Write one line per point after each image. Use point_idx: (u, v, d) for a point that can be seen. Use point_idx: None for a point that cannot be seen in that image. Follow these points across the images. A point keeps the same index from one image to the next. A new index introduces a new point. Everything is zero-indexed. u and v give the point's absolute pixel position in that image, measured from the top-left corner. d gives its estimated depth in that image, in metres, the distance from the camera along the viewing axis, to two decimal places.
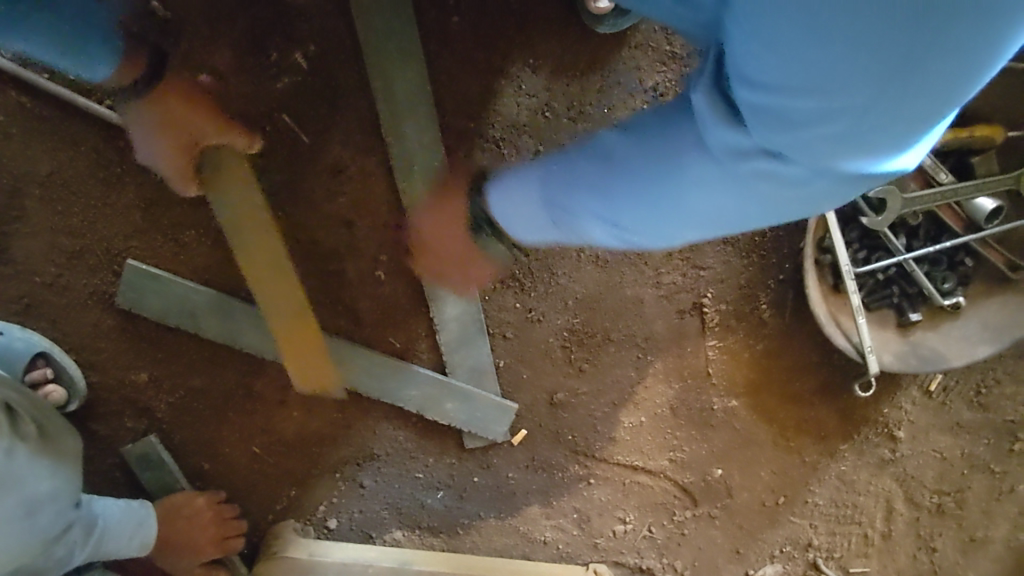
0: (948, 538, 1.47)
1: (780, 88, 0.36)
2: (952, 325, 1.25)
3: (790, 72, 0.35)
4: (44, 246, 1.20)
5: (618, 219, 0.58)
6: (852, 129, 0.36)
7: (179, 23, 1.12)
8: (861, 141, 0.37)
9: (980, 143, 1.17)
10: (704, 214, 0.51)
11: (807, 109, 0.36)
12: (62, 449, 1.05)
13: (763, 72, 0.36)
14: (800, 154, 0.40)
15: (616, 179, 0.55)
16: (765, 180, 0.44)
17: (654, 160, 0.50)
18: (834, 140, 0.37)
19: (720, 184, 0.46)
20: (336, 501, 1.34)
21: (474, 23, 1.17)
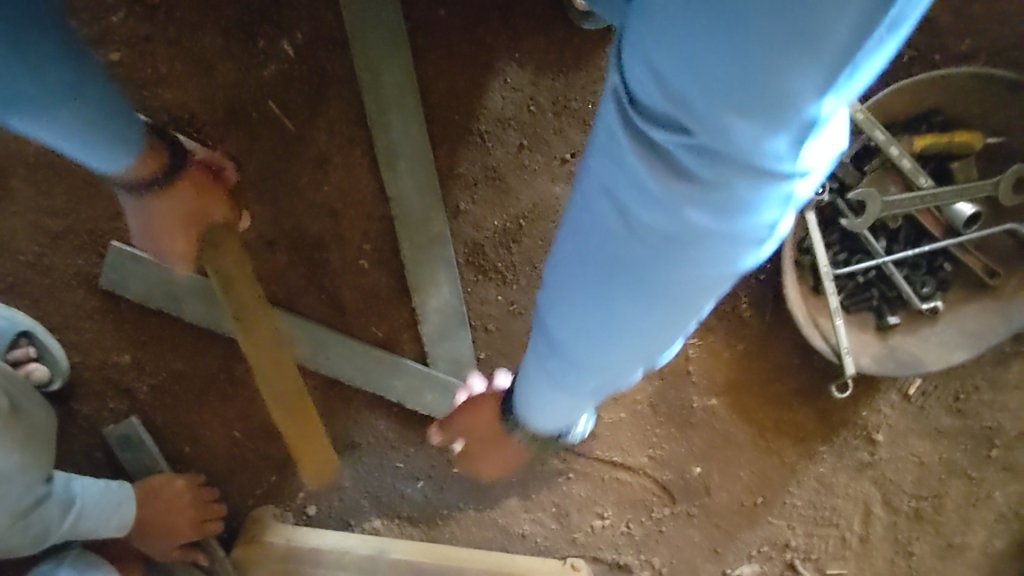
0: (925, 543, 1.47)
1: (664, 78, 0.27)
2: (931, 330, 1.26)
3: (668, 55, 0.26)
4: (30, 226, 1.21)
5: (602, 329, 0.44)
6: (761, 96, 0.25)
7: (171, 10, 1.15)
8: (777, 107, 0.26)
9: (959, 148, 1.18)
10: (654, 288, 0.37)
11: (700, 86, 0.26)
12: (31, 426, 1.06)
13: (643, 71, 0.28)
14: (722, 156, 0.28)
15: (560, 277, 0.43)
16: (689, 207, 0.31)
17: (573, 234, 0.39)
18: (740, 113, 0.26)
19: (644, 237, 0.34)
20: (316, 488, 1.35)
21: (461, 17, 1.19)
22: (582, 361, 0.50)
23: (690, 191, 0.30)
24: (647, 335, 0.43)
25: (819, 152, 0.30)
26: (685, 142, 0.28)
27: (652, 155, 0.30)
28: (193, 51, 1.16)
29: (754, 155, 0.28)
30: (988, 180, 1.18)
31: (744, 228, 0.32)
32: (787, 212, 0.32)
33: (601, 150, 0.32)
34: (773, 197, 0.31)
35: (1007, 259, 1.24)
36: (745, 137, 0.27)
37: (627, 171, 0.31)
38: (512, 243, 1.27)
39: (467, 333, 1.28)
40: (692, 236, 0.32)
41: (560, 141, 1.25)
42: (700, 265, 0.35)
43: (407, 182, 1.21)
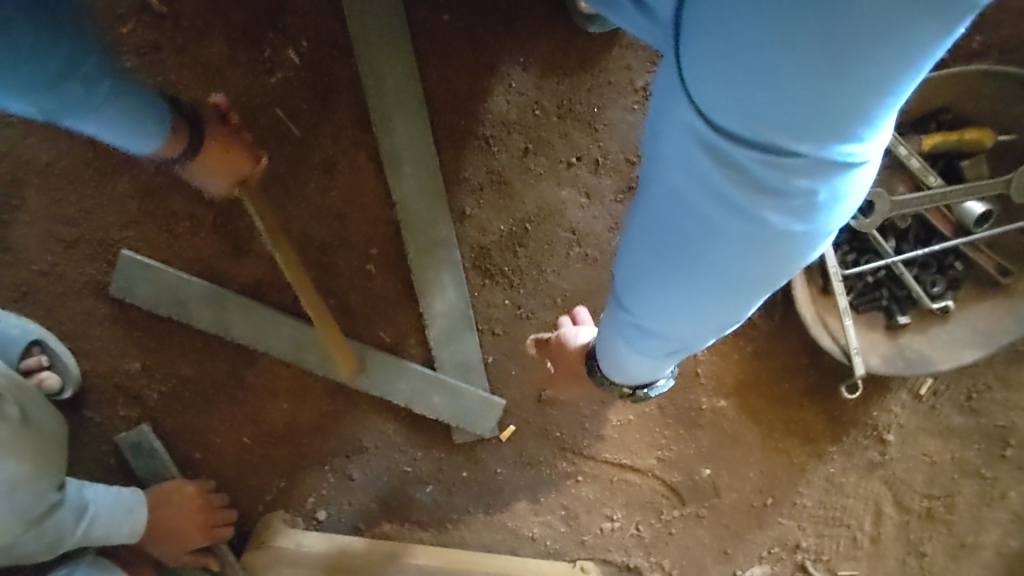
0: (938, 542, 1.46)
1: (740, 115, 0.36)
2: (942, 329, 1.25)
3: (743, 100, 0.36)
4: (40, 235, 1.22)
5: (676, 305, 0.53)
6: (825, 122, 0.35)
7: (176, 18, 1.15)
8: (835, 127, 0.35)
9: (970, 147, 1.17)
10: (739, 272, 0.47)
11: (775, 117, 0.35)
12: (40, 434, 1.07)
13: (720, 110, 0.37)
14: (795, 164, 0.38)
15: (643, 270, 0.52)
16: (765, 204, 0.41)
17: (654, 227, 0.48)
18: (810, 134, 0.36)
19: (730, 232, 0.43)
20: (325, 492, 1.36)
21: (465, 21, 1.19)
22: (664, 331, 0.59)
23: (768, 193, 0.40)
24: (731, 310, 0.53)
25: (871, 149, 0.39)
26: (764, 159, 0.37)
27: (738, 171, 0.39)
28: (199, 59, 1.16)
29: (819, 161, 0.38)
30: (1000, 178, 1.16)
31: (811, 212, 0.42)
32: (843, 197, 0.43)
33: (681, 168, 0.42)
34: (833, 188, 0.41)
35: (1019, 257, 1.23)
36: (813, 148, 0.37)
37: (712, 180, 0.40)
38: (518, 246, 1.27)
39: (474, 336, 1.29)
40: (772, 226, 0.42)
41: (565, 144, 1.25)
42: (778, 247, 0.44)
43: (410, 187, 1.21)
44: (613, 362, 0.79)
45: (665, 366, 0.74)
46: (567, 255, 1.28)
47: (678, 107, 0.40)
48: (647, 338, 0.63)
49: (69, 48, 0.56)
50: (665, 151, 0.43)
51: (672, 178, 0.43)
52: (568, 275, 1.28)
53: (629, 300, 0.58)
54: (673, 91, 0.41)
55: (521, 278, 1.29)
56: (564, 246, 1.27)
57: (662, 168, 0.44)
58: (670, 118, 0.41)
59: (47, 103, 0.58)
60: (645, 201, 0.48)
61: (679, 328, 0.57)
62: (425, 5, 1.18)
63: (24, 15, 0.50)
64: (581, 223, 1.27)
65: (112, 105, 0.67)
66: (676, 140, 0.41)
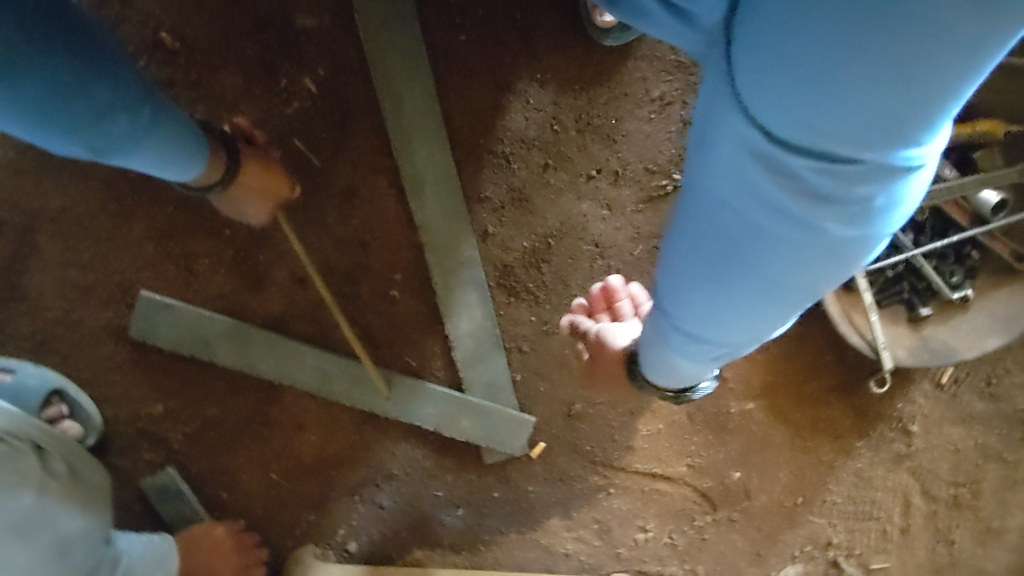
0: (966, 530, 1.44)
1: (797, 123, 0.32)
2: (963, 318, 1.26)
3: (798, 108, 0.31)
4: (57, 282, 1.22)
5: (718, 318, 0.48)
6: (893, 128, 0.30)
7: (191, 53, 1.17)
8: (902, 133, 0.31)
9: (982, 138, 1.22)
10: (787, 283, 0.42)
11: (835, 126, 0.31)
12: (90, 490, 1.04)
13: (776, 118, 0.32)
14: (855, 173, 0.33)
15: (682, 281, 0.48)
16: (817, 217, 0.36)
17: (696, 238, 0.43)
18: (874, 142, 0.31)
19: (779, 244, 0.38)
20: (355, 523, 1.32)
21: (480, 40, 1.21)
22: (707, 343, 0.54)
23: (823, 204, 0.35)
24: (777, 318, 0.48)
25: (932, 148, 0.34)
26: (820, 169, 0.33)
27: (791, 181, 0.34)
28: (217, 95, 1.18)
29: (880, 167, 0.33)
30: (1012, 167, 1.19)
31: (867, 218, 0.37)
32: (900, 199, 0.38)
33: (731, 179, 0.37)
34: (891, 191, 0.36)
35: None
36: (876, 154, 0.32)
37: (758, 191, 0.36)
38: (542, 262, 1.27)
39: (502, 356, 1.28)
40: (825, 238, 0.37)
41: (584, 158, 1.25)
42: (830, 257, 0.39)
43: (434, 209, 1.21)
44: (654, 369, 0.74)
45: (702, 372, 0.70)
46: (590, 268, 1.27)
47: (729, 113, 0.36)
48: (690, 347, 0.58)
49: (110, 84, 0.59)
50: (715, 160, 0.38)
51: (718, 188, 0.38)
52: (592, 287, 1.28)
53: (669, 310, 0.53)
54: (725, 96, 0.36)
55: (546, 294, 1.28)
56: (587, 260, 1.27)
57: (707, 176, 0.40)
58: (721, 125, 0.37)
59: (96, 139, 0.61)
60: (688, 210, 0.44)
61: (722, 339, 0.52)
62: (441, 27, 1.20)
63: (76, 60, 0.55)
64: (603, 236, 1.27)
65: (155, 138, 0.70)
66: (723, 146, 0.37)
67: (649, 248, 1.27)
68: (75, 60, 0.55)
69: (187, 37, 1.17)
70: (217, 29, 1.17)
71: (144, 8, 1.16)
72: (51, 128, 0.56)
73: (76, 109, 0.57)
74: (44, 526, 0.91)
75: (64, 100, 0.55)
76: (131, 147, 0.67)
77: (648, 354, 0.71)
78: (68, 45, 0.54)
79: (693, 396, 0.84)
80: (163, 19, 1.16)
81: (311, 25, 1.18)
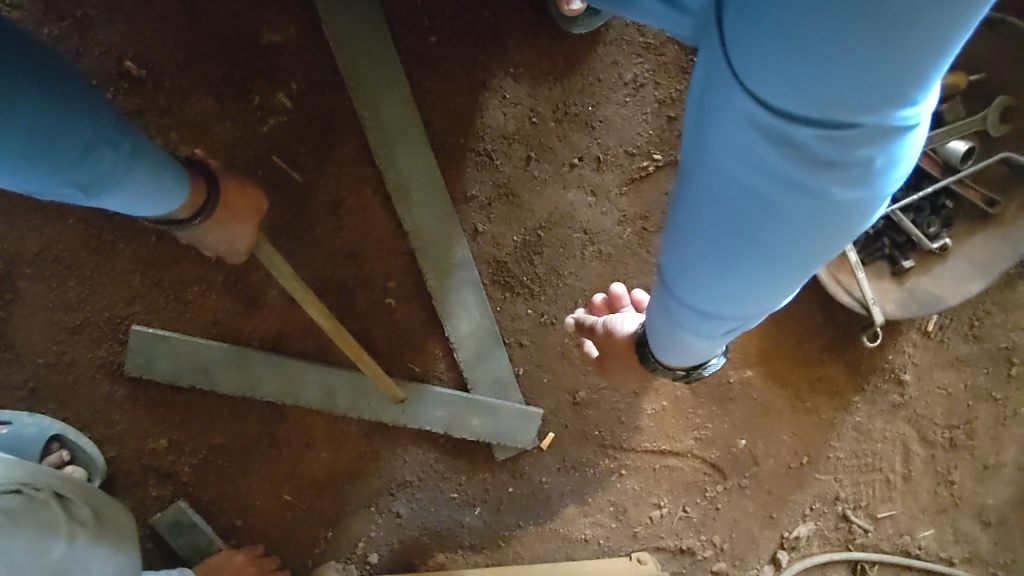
0: (964, 469, 1.49)
1: (794, 91, 0.30)
2: (944, 266, 1.30)
3: (794, 77, 0.30)
4: (44, 325, 1.19)
5: (727, 297, 0.46)
6: (890, 86, 0.29)
7: (158, 79, 1.15)
8: (900, 91, 0.29)
9: (947, 90, 1.25)
10: (794, 255, 0.40)
11: (832, 91, 0.29)
12: (120, 530, 1.03)
13: (771, 88, 0.31)
14: (857, 136, 0.31)
15: (685, 263, 0.46)
16: (821, 184, 0.34)
17: (696, 218, 0.42)
18: (874, 102, 0.30)
19: (785, 216, 0.37)
20: (374, 535, 1.32)
21: (450, 39, 1.21)
22: (717, 323, 0.52)
23: (827, 172, 0.34)
24: (785, 291, 0.46)
25: (930, 106, 0.33)
26: (823, 135, 0.31)
27: (792, 151, 0.33)
28: (190, 119, 1.16)
29: (883, 128, 0.31)
30: (975, 116, 1.25)
31: (873, 180, 0.36)
32: (903, 160, 0.36)
33: (729, 155, 0.36)
34: (893, 153, 0.34)
35: (1003, 187, 1.29)
36: (876, 115, 0.30)
37: (759, 163, 0.34)
38: (535, 255, 1.29)
39: (504, 351, 1.28)
40: (831, 206, 0.36)
41: (565, 147, 1.28)
42: (836, 225, 0.38)
43: (423, 214, 1.21)
44: (661, 354, 0.72)
45: (712, 351, 0.67)
46: (582, 255, 1.30)
47: (721, 87, 0.34)
48: (699, 328, 0.55)
49: (89, 120, 0.58)
50: (712, 137, 0.36)
51: (716, 165, 0.37)
52: (585, 275, 1.30)
53: (674, 295, 0.51)
54: (717, 70, 0.34)
55: (540, 285, 1.30)
56: (578, 247, 1.30)
57: (702, 154, 0.38)
58: (714, 100, 0.35)
59: (81, 176, 0.59)
60: (686, 189, 0.42)
61: (732, 318, 0.50)
62: (410, 30, 1.20)
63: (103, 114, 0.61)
64: (591, 222, 1.30)
65: (139, 170, 0.68)
66: (717, 121, 0.35)
67: (637, 229, 1.31)
68: (55, 100, 0.53)
69: (152, 63, 1.15)
70: (183, 53, 1.15)
71: (103, 37, 1.13)
72: (34, 170, 0.54)
73: (59, 149, 0.55)
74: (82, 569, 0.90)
75: (46, 141, 0.53)
76: (117, 183, 0.65)
77: (654, 340, 0.69)
78: (47, 85, 0.52)
79: (703, 372, 0.81)
80: (126, 47, 1.14)
81: (279, 40, 1.17)
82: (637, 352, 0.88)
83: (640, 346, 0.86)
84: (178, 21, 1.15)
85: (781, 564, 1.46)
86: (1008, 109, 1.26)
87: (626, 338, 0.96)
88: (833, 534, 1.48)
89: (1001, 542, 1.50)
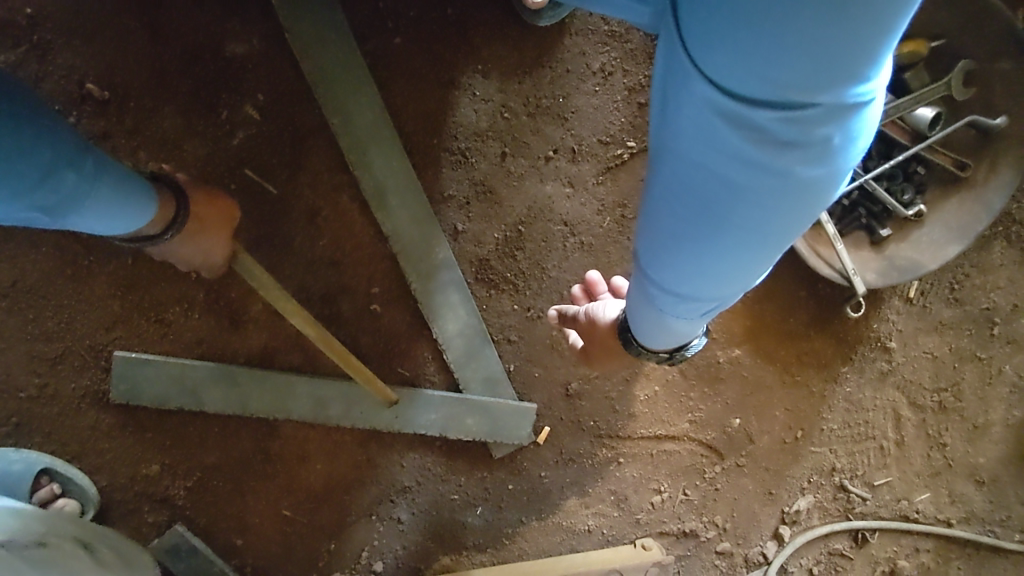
0: (955, 431, 1.52)
1: (751, 74, 0.30)
2: (920, 233, 1.32)
3: (750, 61, 0.30)
4: (23, 358, 1.17)
5: (703, 279, 0.47)
6: (843, 66, 0.29)
7: (122, 100, 1.13)
8: (853, 68, 0.30)
9: (908, 59, 1.27)
10: (765, 235, 0.40)
11: (787, 73, 0.30)
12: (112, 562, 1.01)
13: (728, 72, 0.31)
14: (816, 116, 0.32)
15: (660, 249, 0.46)
16: (785, 164, 0.34)
17: (667, 204, 0.42)
18: (828, 82, 0.30)
19: (752, 198, 0.37)
20: (377, 542, 1.31)
21: (416, 40, 1.21)
22: (696, 305, 0.53)
23: (789, 152, 0.34)
24: (759, 270, 0.46)
25: (885, 81, 0.33)
26: (782, 117, 0.32)
27: (753, 134, 0.33)
28: (157, 138, 1.15)
29: (840, 107, 0.32)
30: (940, 82, 1.27)
31: (835, 159, 0.36)
32: (863, 136, 0.36)
33: (693, 140, 0.36)
34: (852, 130, 0.34)
35: (974, 151, 1.30)
36: (832, 94, 0.31)
37: (723, 147, 0.34)
38: (517, 250, 1.29)
39: (493, 349, 1.28)
40: (796, 185, 0.36)
41: (539, 140, 1.28)
42: (802, 204, 0.38)
43: (401, 217, 1.21)
44: (644, 338, 0.72)
45: (695, 331, 0.67)
46: (564, 247, 1.30)
47: (681, 74, 0.34)
48: (679, 311, 0.56)
49: (49, 141, 0.57)
50: (675, 123, 0.36)
51: (681, 151, 0.37)
52: (569, 267, 1.30)
53: (651, 279, 0.51)
54: (675, 56, 0.34)
55: (525, 281, 1.30)
56: (560, 239, 1.30)
57: (668, 140, 0.38)
58: (675, 87, 0.35)
59: (45, 199, 0.58)
60: (656, 175, 0.42)
61: (710, 298, 0.50)
62: (375, 34, 1.19)
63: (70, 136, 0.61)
64: (570, 213, 1.30)
65: (102, 190, 0.67)
66: (680, 108, 0.35)
67: (616, 217, 1.31)
68: (12, 121, 0.52)
69: (115, 84, 1.13)
70: (145, 71, 1.14)
71: (62, 60, 1.11)
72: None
73: (19, 171, 0.54)
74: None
75: (5, 164, 0.52)
76: (81, 205, 0.64)
77: (636, 325, 0.69)
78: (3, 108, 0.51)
79: (688, 352, 0.81)
80: (86, 69, 1.12)
81: (242, 52, 1.16)
82: (621, 338, 0.88)
83: (624, 331, 0.86)
84: (138, 39, 1.13)
85: (784, 539, 1.47)
86: (971, 73, 1.28)
87: (610, 326, 0.97)
88: (832, 504, 1.50)
89: (996, 500, 1.52)
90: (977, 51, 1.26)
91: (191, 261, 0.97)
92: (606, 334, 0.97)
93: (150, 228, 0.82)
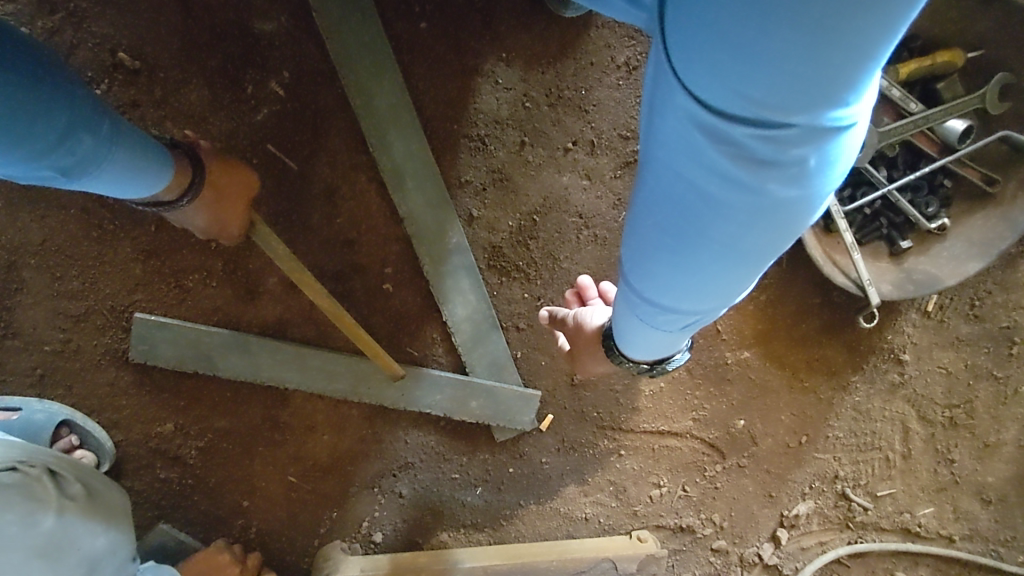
0: (964, 448, 1.50)
1: (730, 91, 0.31)
2: (941, 246, 1.30)
3: (728, 76, 0.30)
4: (49, 314, 1.22)
5: (681, 289, 0.47)
6: (818, 89, 0.30)
7: (152, 72, 1.16)
8: (829, 92, 0.30)
9: (942, 69, 1.24)
10: (741, 250, 0.41)
11: (765, 91, 0.30)
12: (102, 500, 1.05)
13: (708, 89, 0.32)
14: (792, 137, 0.32)
15: (644, 257, 0.46)
16: (765, 180, 0.35)
17: (652, 211, 0.42)
18: (804, 104, 0.30)
19: (730, 213, 0.38)
20: (376, 514, 1.35)
21: (441, 26, 1.22)
22: (676, 315, 0.53)
23: (765, 170, 0.34)
24: (736, 288, 0.48)
25: (864, 106, 0.33)
26: (760, 134, 0.32)
27: (730, 149, 0.34)
28: (184, 109, 1.18)
29: (816, 129, 0.32)
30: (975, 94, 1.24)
31: (811, 184, 0.37)
32: (841, 160, 0.37)
33: (675, 153, 0.36)
34: (830, 156, 0.35)
35: (1003, 166, 1.28)
36: (811, 116, 0.31)
37: (706, 160, 0.35)
38: (530, 238, 1.30)
39: (501, 335, 1.30)
40: (773, 204, 0.37)
41: (559, 131, 1.29)
42: (775, 222, 0.39)
43: (417, 200, 1.22)
44: (627, 349, 0.73)
45: (678, 344, 0.68)
46: (577, 239, 1.32)
47: (667, 86, 0.34)
48: (659, 321, 0.56)
49: (65, 105, 0.58)
50: (660, 133, 0.37)
51: (666, 161, 0.37)
52: (581, 258, 1.32)
53: (638, 289, 0.52)
54: (661, 64, 0.35)
55: (536, 270, 1.32)
56: (573, 229, 1.31)
57: (654, 149, 0.38)
58: (660, 97, 0.36)
59: (63, 160, 0.60)
60: (642, 183, 0.42)
61: (689, 310, 0.51)
62: (401, 17, 1.20)
63: (92, 110, 0.63)
64: (586, 206, 1.31)
65: (116, 159, 0.69)
66: (666, 122, 0.36)
67: None
68: (26, 85, 0.54)
69: (146, 55, 1.16)
70: (175, 44, 1.16)
71: (96, 28, 1.14)
72: (7, 153, 0.55)
73: (35, 129, 0.56)
74: (71, 547, 0.92)
75: (21, 120, 0.54)
76: (97, 169, 0.66)
77: (619, 334, 0.70)
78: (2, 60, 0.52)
79: (668, 366, 0.82)
80: (118, 39, 1.15)
81: (268, 28, 1.18)
82: (607, 346, 0.89)
83: (608, 339, 0.87)
84: (168, 12, 1.15)
85: (781, 541, 1.48)
86: (1005, 87, 1.25)
87: (593, 331, 0.98)
88: (832, 511, 1.49)
89: (1002, 520, 1.51)
90: (1015, 64, 1.23)
91: (190, 227, 0.99)
92: (591, 339, 0.98)
93: (160, 193, 0.84)
